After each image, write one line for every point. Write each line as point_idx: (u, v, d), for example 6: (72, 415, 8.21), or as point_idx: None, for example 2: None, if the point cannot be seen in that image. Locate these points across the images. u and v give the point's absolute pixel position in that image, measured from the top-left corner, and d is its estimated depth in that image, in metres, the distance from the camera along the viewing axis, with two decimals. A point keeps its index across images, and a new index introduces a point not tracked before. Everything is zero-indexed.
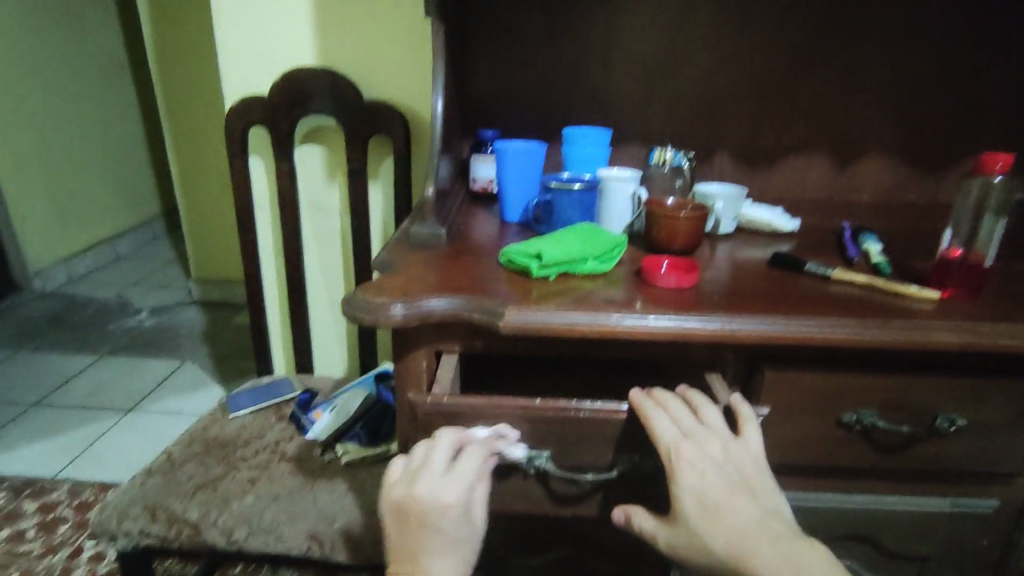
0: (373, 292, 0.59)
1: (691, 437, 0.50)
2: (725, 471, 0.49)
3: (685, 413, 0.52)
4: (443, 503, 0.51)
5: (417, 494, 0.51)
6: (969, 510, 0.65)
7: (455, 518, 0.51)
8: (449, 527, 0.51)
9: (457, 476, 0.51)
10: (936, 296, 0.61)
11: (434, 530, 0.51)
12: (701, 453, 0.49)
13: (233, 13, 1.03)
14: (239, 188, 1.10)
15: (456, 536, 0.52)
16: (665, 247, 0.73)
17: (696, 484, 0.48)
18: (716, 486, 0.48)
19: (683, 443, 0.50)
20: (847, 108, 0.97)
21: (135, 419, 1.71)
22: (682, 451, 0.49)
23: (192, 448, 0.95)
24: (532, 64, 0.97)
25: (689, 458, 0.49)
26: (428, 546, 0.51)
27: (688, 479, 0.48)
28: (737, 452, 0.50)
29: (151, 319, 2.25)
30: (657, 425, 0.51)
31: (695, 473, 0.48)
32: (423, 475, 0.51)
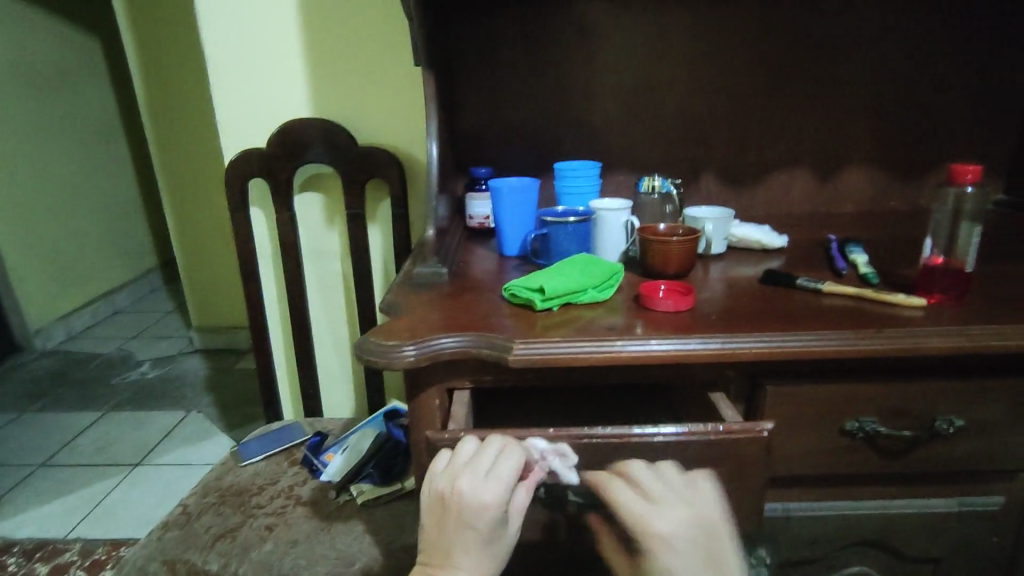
0: (384, 335, 0.61)
1: (659, 515, 0.50)
2: (692, 546, 0.50)
3: (647, 480, 0.52)
4: (481, 501, 0.52)
5: (461, 490, 0.52)
6: (975, 508, 0.67)
7: (491, 516, 0.52)
8: (484, 523, 0.53)
9: (497, 479, 0.52)
10: (923, 302, 0.64)
11: (470, 525, 0.52)
12: (670, 531, 0.50)
13: (229, 71, 1.07)
14: (242, 238, 1.12)
15: (493, 533, 0.53)
16: (661, 271, 0.76)
17: (666, 562, 0.49)
18: (682, 562, 0.49)
19: (649, 521, 0.50)
20: (823, 124, 1.01)
21: (143, 473, 1.70)
22: (648, 527, 0.50)
23: (207, 499, 0.96)
24: (519, 102, 1.01)
25: (655, 537, 0.50)
26: (464, 538, 0.53)
27: (657, 557, 0.50)
28: (705, 519, 0.50)
29: (154, 371, 2.25)
30: (624, 501, 0.51)
31: (666, 551, 0.49)
32: (466, 472, 0.53)
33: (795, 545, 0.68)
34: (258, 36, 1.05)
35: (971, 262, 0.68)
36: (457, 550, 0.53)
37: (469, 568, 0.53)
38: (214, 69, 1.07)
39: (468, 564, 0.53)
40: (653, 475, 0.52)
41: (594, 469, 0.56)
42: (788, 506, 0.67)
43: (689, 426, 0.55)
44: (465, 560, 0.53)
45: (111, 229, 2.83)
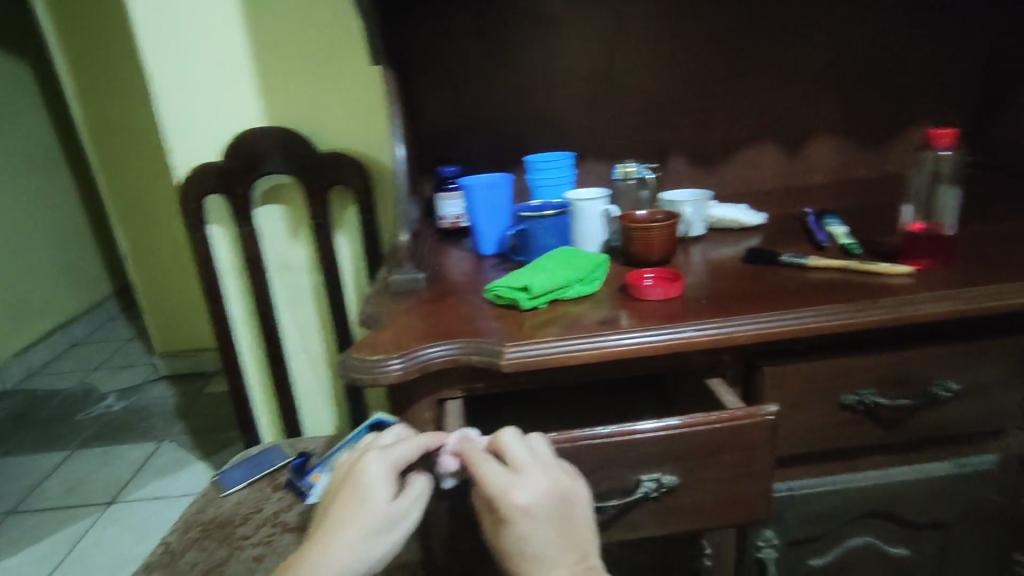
0: (367, 350, 0.58)
1: (517, 490, 0.46)
2: (548, 521, 0.47)
3: (517, 451, 0.49)
4: (365, 459, 0.51)
5: (355, 458, 0.53)
6: (972, 468, 0.67)
7: (373, 473, 0.49)
8: (363, 481, 0.49)
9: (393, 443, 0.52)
10: (910, 269, 0.64)
11: (349, 488, 0.50)
12: (528, 508, 0.46)
13: (174, 84, 1.01)
14: (202, 258, 1.07)
15: (371, 494, 0.49)
16: (644, 258, 0.74)
17: (520, 536, 0.47)
18: (538, 536, 0.47)
19: (507, 495, 0.46)
20: (787, 99, 1.01)
21: (117, 510, 1.62)
22: (507, 503, 0.46)
23: (189, 535, 0.91)
24: (482, 96, 0.98)
25: (514, 512, 0.46)
26: (340, 501, 0.49)
27: (514, 530, 0.47)
28: (563, 492, 0.48)
29: (119, 403, 2.15)
30: (487, 476, 0.47)
31: (523, 524, 0.46)
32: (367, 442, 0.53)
33: (802, 523, 0.67)
34: (203, 45, 0.99)
35: (955, 218, 0.77)
36: (332, 515, 0.49)
37: (336, 538, 0.47)
38: (158, 83, 1.01)
39: (336, 530, 0.47)
40: (518, 447, 0.49)
41: (601, 471, 0.54)
42: (792, 485, 0.66)
43: (691, 416, 0.53)
44: (334, 526, 0.48)
45: (60, 258, 2.69)
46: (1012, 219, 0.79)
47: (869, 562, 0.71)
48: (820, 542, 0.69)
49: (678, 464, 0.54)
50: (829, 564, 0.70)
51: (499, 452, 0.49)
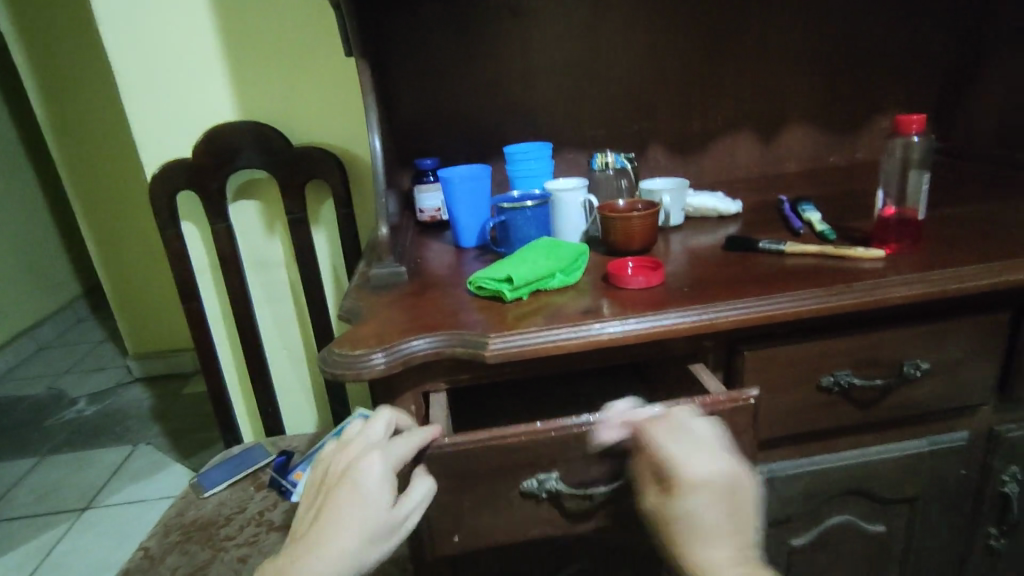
0: (349, 345, 0.57)
1: (707, 460, 0.46)
2: (715, 500, 0.44)
3: (691, 429, 0.49)
4: (364, 458, 0.48)
5: (347, 457, 0.50)
6: (944, 445, 0.70)
7: (375, 474, 0.47)
8: (362, 482, 0.47)
9: (390, 443, 0.50)
10: (881, 254, 0.65)
11: (346, 488, 0.46)
12: (683, 482, 0.45)
13: (141, 78, 0.98)
14: (176, 257, 1.04)
15: (371, 496, 0.46)
16: (625, 248, 0.74)
17: (679, 512, 0.45)
18: (703, 513, 0.44)
19: (682, 466, 0.46)
20: (762, 88, 1.02)
21: (94, 516, 1.59)
22: (679, 474, 0.45)
23: (170, 538, 0.89)
24: (460, 88, 0.97)
25: (684, 485, 0.45)
26: (336, 502, 0.46)
27: (674, 505, 0.45)
28: (734, 472, 0.45)
29: (92, 406, 2.10)
30: (663, 445, 0.47)
31: (682, 498, 0.45)
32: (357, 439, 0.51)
33: (784, 505, 0.69)
34: (171, 37, 0.97)
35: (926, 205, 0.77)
36: (325, 518, 0.45)
37: (333, 544, 0.44)
38: (124, 76, 0.98)
39: (333, 534, 0.44)
40: (695, 424, 0.49)
41: (587, 459, 0.54)
42: (772, 467, 0.68)
43: (674, 401, 0.54)
44: (331, 530, 0.44)
45: (25, 259, 2.61)
46: (979, 202, 0.81)
47: (849, 539, 0.72)
48: (801, 521, 0.70)
49: None
50: (810, 543, 0.71)
51: (676, 424, 0.49)
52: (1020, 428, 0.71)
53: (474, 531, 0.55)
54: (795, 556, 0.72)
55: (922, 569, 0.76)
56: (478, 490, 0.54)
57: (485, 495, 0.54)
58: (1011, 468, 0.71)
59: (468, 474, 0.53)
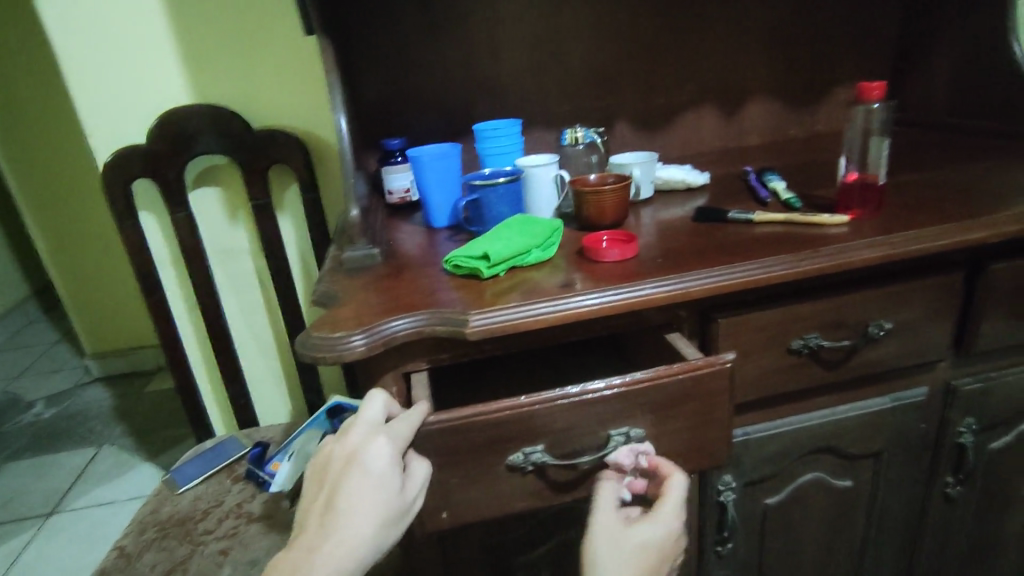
0: (327, 328, 0.56)
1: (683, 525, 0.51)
2: (663, 556, 0.50)
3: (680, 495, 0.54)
4: (371, 446, 0.47)
5: (348, 443, 0.49)
6: (906, 401, 0.73)
7: (384, 460, 0.47)
8: (372, 468, 0.46)
9: (391, 425, 0.50)
10: (845, 219, 0.67)
11: (356, 475, 0.46)
12: (663, 526, 0.50)
13: (86, 61, 0.93)
14: (134, 248, 1.01)
15: (382, 482, 0.46)
16: (597, 222, 0.75)
17: (641, 539, 0.49)
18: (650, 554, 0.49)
19: (677, 520, 0.50)
20: (724, 61, 1.04)
21: (61, 520, 1.54)
22: (673, 521, 0.50)
23: (146, 535, 0.87)
24: (424, 66, 0.95)
25: (666, 529, 0.50)
26: (347, 489, 0.45)
27: (644, 530, 0.49)
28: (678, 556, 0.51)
29: (50, 409, 2.03)
30: (675, 489, 0.51)
31: (652, 532, 0.49)
32: (355, 424, 0.49)
33: (758, 465, 0.71)
34: (117, 17, 0.92)
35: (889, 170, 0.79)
36: (338, 505, 0.45)
37: (352, 531, 0.44)
38: (68, 59, 0.93)
39: (351, 522, 0.44)
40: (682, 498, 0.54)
41: (570, 430, 0.55)
42: (747, 430, 0.70)
43: (654, 370, 0.55)
44: (348, 518, 0.44)
45: None
46: (933, 168, 0.84)
47: (819, 495, 0.76)
48: (774, 480, 0.73)
49: (644, 417, 0.56)
50: (782, 500, 0.74)
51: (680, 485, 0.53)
52: (975, 380, 0.74)
53: (462, 506, 0.56)
54: (769, 514, 0.75)
55: (886, 518, 0.80)
56: (465, 466, 0.54)
57: (472, 471, 0.54)
58: (967, 419, 0.75)
59: (454, 451, 0.53)
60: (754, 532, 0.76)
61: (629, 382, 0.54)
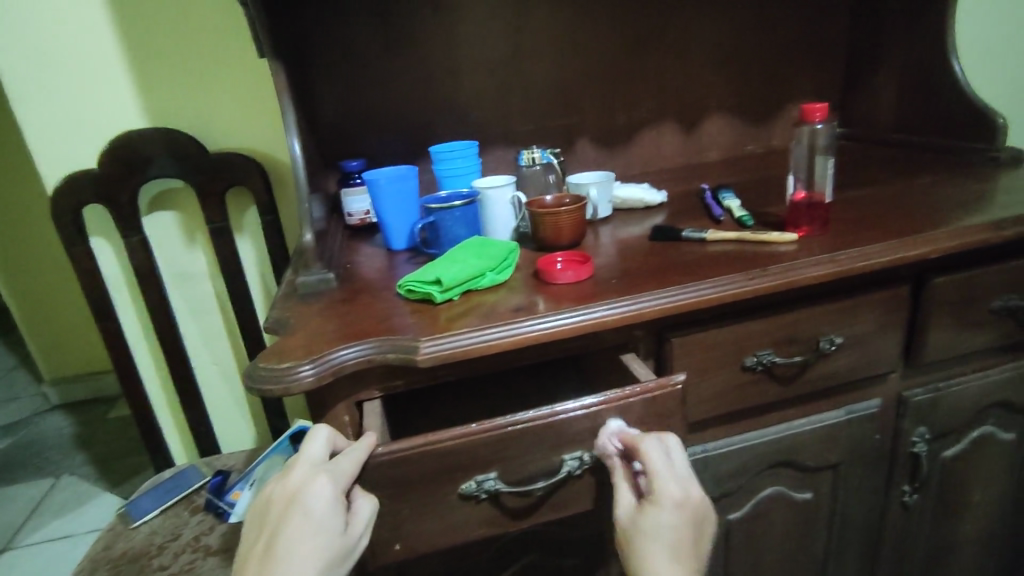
0: (275, 359, 0.55)
1: (691, 483, 0.50)
2: (686, 521, 0.49)
3: (673, 452, 0.52)
4: (312, 485, 0.47)
5: (290, 482, 0.48)
6: (860, 413, 0.74)
7: (327, 500, 0.47)
8: (313, 509, 0.46)
9: (335, 462, 0.49)
10: (795, 236, 0.68)
11: (297, 517, 0.46)
12: (666, 502, 0.49)
13: (33, 85, 0.91)
14: (86, 275, 0.98)
15: (324, 523, 0.46)
16: (555, 243, 0.75)
17: (650, 527, 0.48)
18: (669, 531, 0.48)
19: (669, 483, 0.49)
20: (681, 79, 1.06)
21: (14, 556, 1.48)
22: (666, 489, 0.49)
23: (98, 574, 0.84)
24: (382, 87, 0.95)
25: (665, 500, 0.49)
26: (287, 533, 0.45)
27: (650, 516, 0.49)
28: (705, 503, 0.50)
29: (5, 440, 1.95)
30: (651, 460, 0.50)
31: (657, 514, 0.49)
32: (297, 462, 0.49)
33: (718, 482, 0.72)
34: (65, 40, 0.90)
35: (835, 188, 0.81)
36: (277, 550, 0.44)
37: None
38: (14, 82, 0.90)
39: (291, 567, 0.44)
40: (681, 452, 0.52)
41: (525, 456, 0.54)
42: (706, 447, 0.70)
43: (607, 393, 0.55)
44: (287, 563, 0.44)
45: None
46: (881, 184, 0.86)
47: (780, 509, 0.76)
48: (735, 496, 0.74)
49: (598, 440, 0.55)
50: (744, 515, 0.75)
51: (663, 446, 0.52)
52: (926, 391, 0.76)
53: (416, 537, 0.55)
54: (732, 529, 0.75)
55: (848, 529, 0.81)
56: (418, 497, 0.53)
57: (426, 501, 0.54)
58: (920, 429, 0.77)
59: (406, 481, 0.52)
60: (718, 549, 0.76)
61: (581, 406, 0.54)
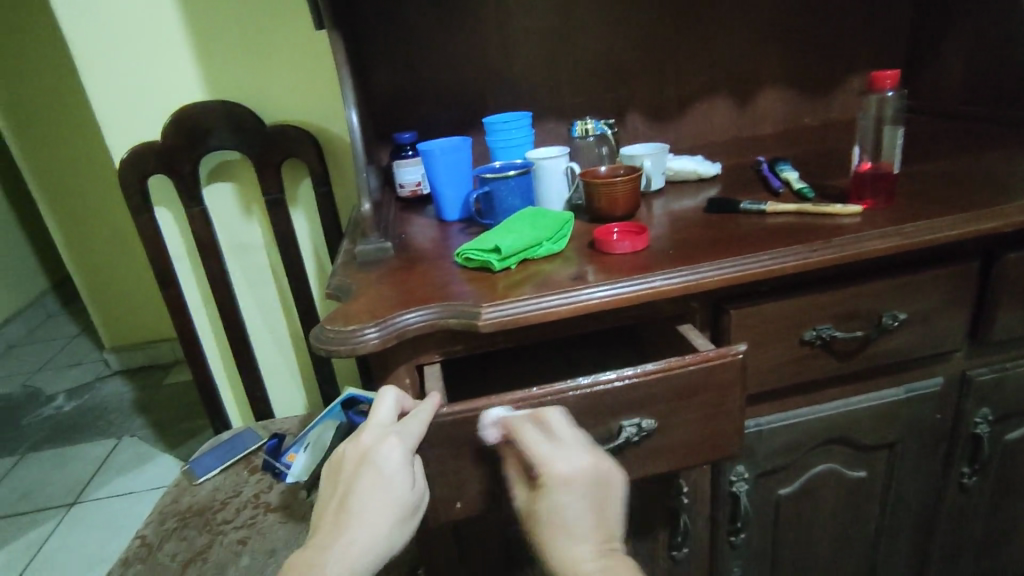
0: (341, 321, 0.57)
1: (576, 454, 0.48)
2: (587, 491, 0.47)
3: (555, 427, 0.50)
4: (382, 446, 0.49)
5: (361, 443, 0.50)
6: (920, 392, 0.72)
7: (396, 460, 0.49)
8: (384, 469, 0.48)
9: (403, 424, 0.51)
10: (859, 209, 0.67)
11: (368, 476, 0.48)
12: (554, 481, 0.47)
13: (102, 59, 0.95)
14: (150, 243, 1.02)
15: (394, 482, 0.48)
16: (609, 214, 0.75)
17: (547, 510, 0.47)
18: (568, 512, 0.46)
19: (550, 461, 0.47)
20: (736, 50, 1.03)
21: (82, 510, 1.58)
22: (545, 469, 0.47)
23: (167, 525, 0.89)
24: (435, 59, 0.95)
25: (552, 481, 0.47)
26: (360, 491, 0.47)
27: (544, 500, 0.47)
28: (601, 469, 0.48)
29: (71, 402, 2.06)
30: (529, 442, 0.49)
31: (550, 496, 0.47)
32: (367, 424, 0.51)
33: (770, 456, 0.71)
34: (132, 14, 0.93)
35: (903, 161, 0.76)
36: (350, 506, 0.47)
37: (363, 531, 0.46)
38: (84, 57, 0.94)
39: (363, 522, 0.46)
40: (567, 425, 0.51)
41: (583, 421, 0.55)
42: (760, 421, 0.70)
43: (666, 360, 0.55)
44: (360, 519, 0.46)
45: None
46: (949, 157, 0.83)
47: (832, 486, 0.76)
48: (787, 471, 0.74)
49: (657, 407, 0.56)
50: (796, 491, 0.75)
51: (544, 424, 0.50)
52: (991, 370, 0.74)
53: (476, 496, 0.56)
54: (783, 504, 0.75)
55: (902, 509, 0.80)
56: (479, 458, 0.55)
57: (486, 461, 0.55)
58: (983, 410, 0.75)
59: (467, 441, 0.54)
60: (767, 523, 0.76)
61: (643, 370, 0.55)
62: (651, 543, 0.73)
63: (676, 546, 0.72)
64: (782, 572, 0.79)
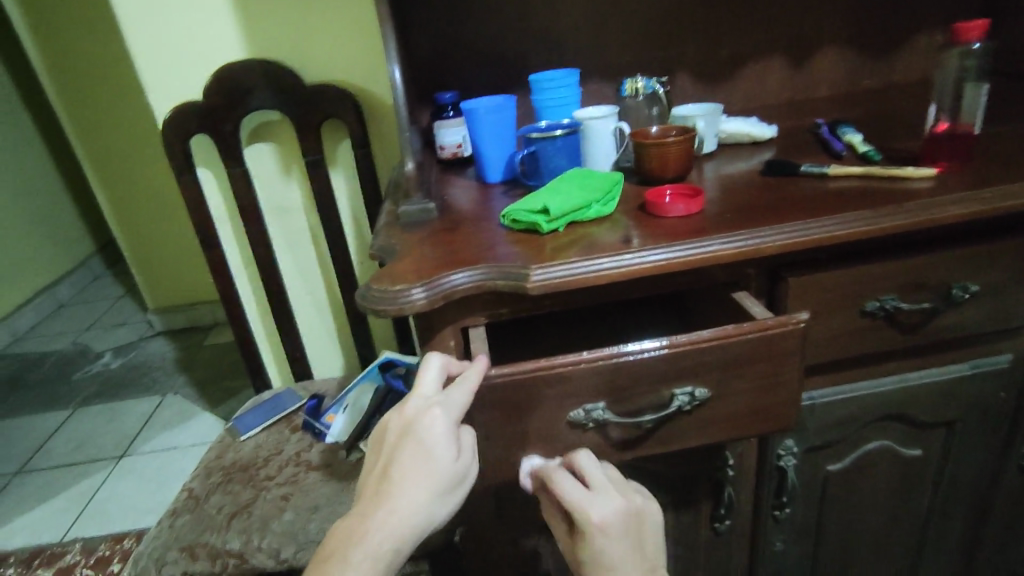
0: (387, 281, 0.56)
1: (609, 495, 0.49)
2: (628, 532, 0.48)
3: (587, 472, 0.51)
4: (425, 416, 0.48)
5: (404, 412, 0.49)
6: (986, 368, 0.69)
7: (438, 431, 0.47)
8: (426, 438, 0.47)
9: (446, 394, 0.50)
10: (932, 172, 0.62)
11: (410, 445, 0.47)
12: (594, 526, 0.48)
13: (145, 16, 0.94)
14: (193, 203, 1.03)
15: (435, 452, 0.47)
16: (660, 176, 0.72)
17: (592, 555, 0.48)
18: (612, 553, 0.47)
19: (587, 510, 0.48)
20: (796, 4, 0.97)
21: (131, 463, 1.64)
22: (583, 517, 0.48)
23: (213, 479, 0.91)
24: (478, 15, 0.92)
25: (590, 528, 0.48)
26: (402, 460, 0.46)
27: (585, 545, 0.48)
28: (634, 505, 0.49)
29: (118, 360, 2.14)
30: (563, 489, 0.49)
31: (592, 541, 0.48)
32: (412, 394, 0.50)
33: (821, 431, 0.69)
34: None
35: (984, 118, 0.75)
36: (391, 474, 0.46)
37: (404, 500, 0.45)
38: (127, 13, 0.93)
39: (404, 492, 0.45)
40: (598, 467, 0.51)
41: (634, 388, 0.54)
42: (813, 395, 0.67)
43: (721, 328, 0.53)
44: (401, 488, 0.45)
45: (42, 219, 2.61)
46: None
47: (884, 464, 0.73)
48: (838, 447, 0.71)
49: (710, 376, 0.54)
50: (846, 467, 0.72)
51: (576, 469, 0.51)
52: None
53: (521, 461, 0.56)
54: (831, 480, 0.73)
55: (956, 490, 0.77)
56: (525, 422, 0.54)
57: (533, 425, 0.54)
58: None
59: (513, 405, 0.53)
60: (813, 499, 0.74)
61: (698, 335, 0.53)
62: (692, 515, 0.71)
63: (719, 518, 0.71)
64: (826, 548, 0.78)
